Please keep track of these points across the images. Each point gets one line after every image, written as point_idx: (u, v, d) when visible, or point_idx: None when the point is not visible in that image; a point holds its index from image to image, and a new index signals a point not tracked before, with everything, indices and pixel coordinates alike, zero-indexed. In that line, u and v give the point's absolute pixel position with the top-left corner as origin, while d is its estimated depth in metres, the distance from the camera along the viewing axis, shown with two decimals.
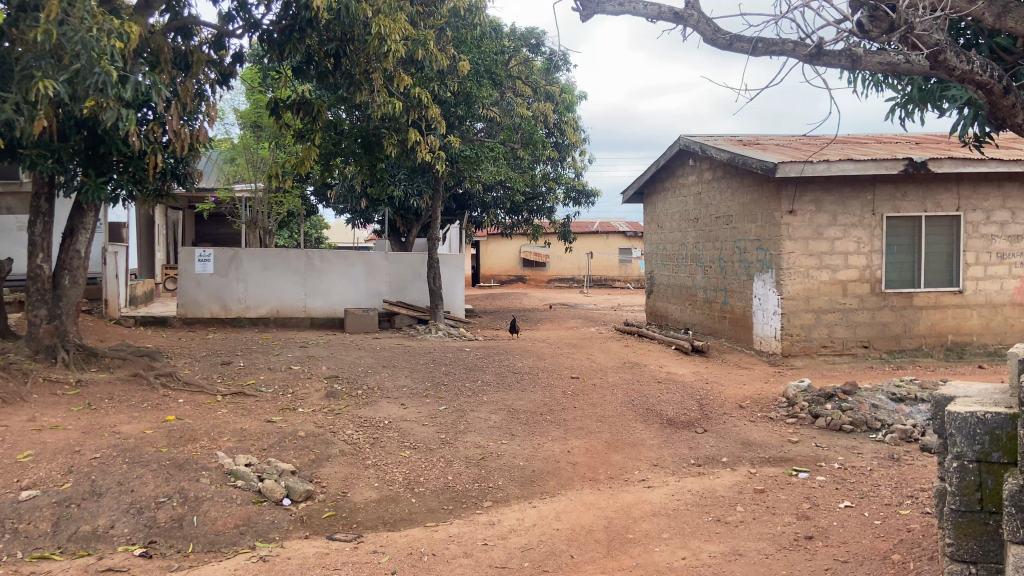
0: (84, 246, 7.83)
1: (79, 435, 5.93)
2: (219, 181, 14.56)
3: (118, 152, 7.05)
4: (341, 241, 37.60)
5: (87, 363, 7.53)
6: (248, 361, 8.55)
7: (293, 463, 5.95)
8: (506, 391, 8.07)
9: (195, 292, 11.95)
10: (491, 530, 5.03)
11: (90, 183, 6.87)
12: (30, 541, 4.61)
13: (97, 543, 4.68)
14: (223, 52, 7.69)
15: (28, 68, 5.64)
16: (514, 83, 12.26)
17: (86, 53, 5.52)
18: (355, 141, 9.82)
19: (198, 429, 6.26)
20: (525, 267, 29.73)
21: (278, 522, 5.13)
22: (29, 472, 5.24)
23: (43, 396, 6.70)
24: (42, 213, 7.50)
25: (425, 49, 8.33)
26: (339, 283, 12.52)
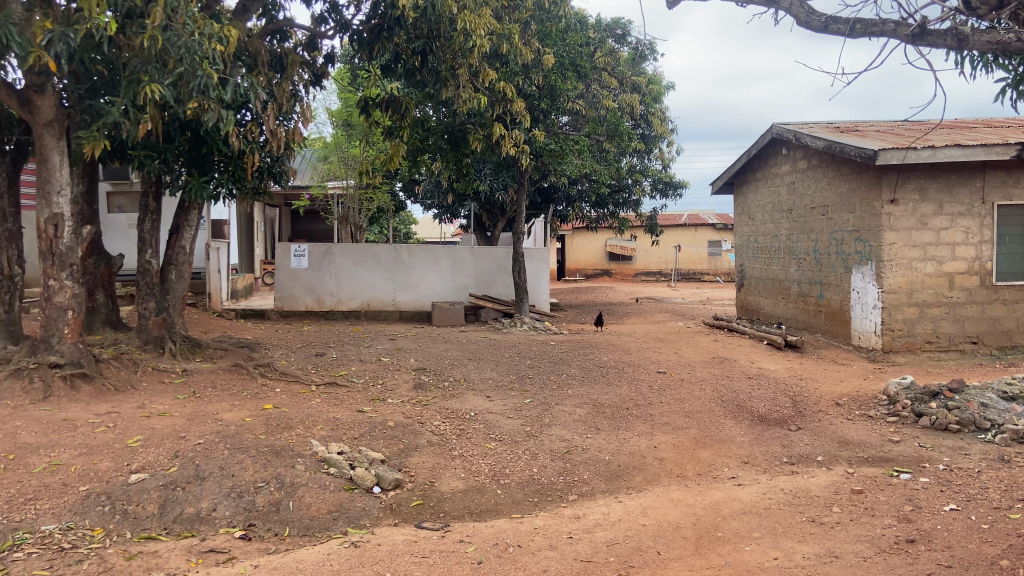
0: (188, 242, 8.20)
1: (184, 422, 6.28)
2: (313, 178, 15.06)
3: (219, 152, 7.38)
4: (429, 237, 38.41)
5: (192, 353, 7.94)
6: (341, 353, 8.83)
7: (382, 452, 6.10)
8: (591, 385, 8.04)
9: (291, 286, 12.43)
10: (576, 524, 5.02)
11: (193, 182, 7.26)
12: (139, 522, 4.90)
13: (201, 525, 4.94)
14: (316, 53, 7.96)
15: (136, 72, 5.94)
16: (600, 75, 12.09)
17: (189, 57, 5.80)
18: (441, 137, 9.93)
19: (293, 418, 6.51)
20: (611, 261, 29.49)
21: (368, 509, 5.28)
22: (139, 456, 5.59)
23: (151, 384, 7.12)
24: (150, 211, 7.94)
25: (511, 43, 8.31)
26: (426, 277, 12.74)
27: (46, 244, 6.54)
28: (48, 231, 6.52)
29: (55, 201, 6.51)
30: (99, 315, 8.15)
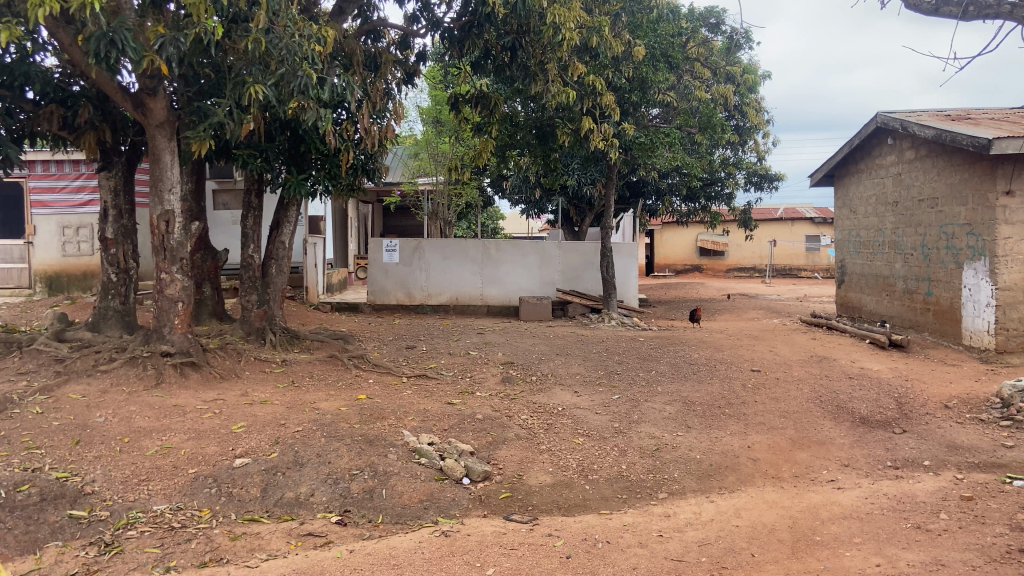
0: (288, 237, 8.49)
1: (284, 410, 6.55)
2: (403, 174, 15.39)
3: (316, 150, 7.63)
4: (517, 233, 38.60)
5: (291, 344, 8.25)
6: (431, 346, 8.99)
7: (471, 444, 6.18)
8: (682, 382, 7.90)
9: (383, 280, 12.74)
10: (667, 522, 4.95)
11: (292, 180, 7.54)
12: (243, 504, 5.15)
13: (300, 509, 5.14)
14: (408, 52, 8.12)
15: (240, 75, 6.20)
16: (693, 66, 11.84)
17: (290, 58, 6.01)
18: (529, 132, 9.95)
19: (386, 409, 6.68)
20: (702, 257, 28.89)
21: (458, 499, 5.36)
22: (243, 442, 5.87)
23: (254, 372, 7.45)
24: (253, 208, 8.30)
25: (601, 36, 8.21)
26: (514, 271, 12.82)
27: (158, 240, 6.93)
28: (161, 227, 6.91)
29: (167, 198, 6.88)
30: (206, 307, 8.58)
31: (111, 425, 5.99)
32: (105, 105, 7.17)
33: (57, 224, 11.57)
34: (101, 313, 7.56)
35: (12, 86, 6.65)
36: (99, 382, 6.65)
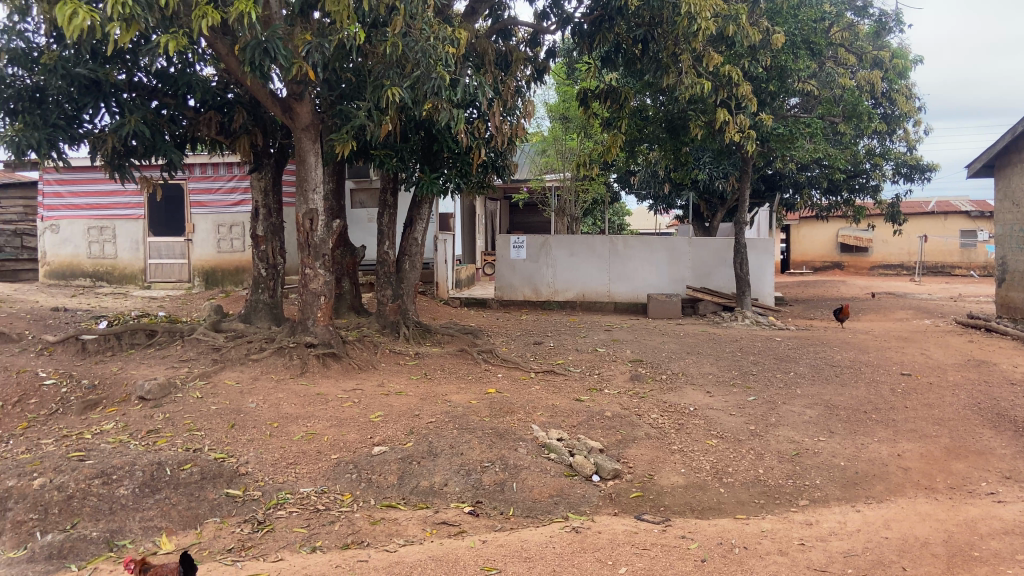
0: (421, 234, 8.74)
1: (418, 401, 6.76)
2: (531, 171, 15.54)
3: (448, 149, 7.81)
4: (645, 229, 38.08)
5: (423, 338, 8.50)
6: (558, 342, 9.02)
7: (601, 442, 6.14)
8: (822, 385, 7.52)
9: (510, 276, 12.91)
10: (808, 530, 4.73)
11: (425, 178, 7.77)
12: (381, 491, 5.37)
13: (434, 498, 5.29)
14: (538, 49, 8.17)
15: (379, 78, 6.43)
16: (835, 52, 11.29)
17: (426, 61, 6.15)
18: (660, 126, 9.78)
19: (515, 403, 6.76)
20: (842, 253, 27.41)
21: (589, 496, 5.34)
22: (380, 431, 6.11)
23: (389, 364, 7.74)
24: (388, 206, 8.64)
25: (737, 24, 7.92)
26: (642, 268, 12.64)
27: (303, 237, 7.32)
28: (306, 225, 7.29)
29: (311, 197, 7.26)
30: (345, 301, 9.01)
31: (261, 410, 6.40)
32: (257, 111, 7.64)
33: (212, 223, 12.49)
34: (253, 306, 8.11)
35: (177, 96, 7.21)
36: (250, 370, 7.13)
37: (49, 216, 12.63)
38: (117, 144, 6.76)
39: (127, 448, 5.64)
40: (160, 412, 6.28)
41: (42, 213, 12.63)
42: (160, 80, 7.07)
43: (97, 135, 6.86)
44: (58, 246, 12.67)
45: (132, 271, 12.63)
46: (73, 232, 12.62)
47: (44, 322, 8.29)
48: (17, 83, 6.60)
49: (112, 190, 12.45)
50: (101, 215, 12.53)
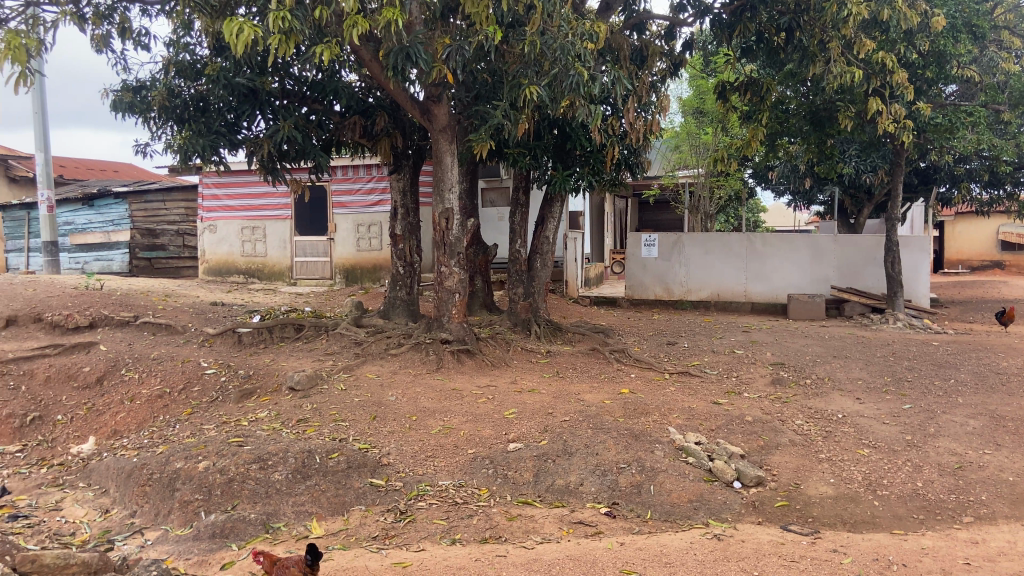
0: (552, 233, 8.74)
1: (551, 399, 6.77)
2: (663, 168, 15.30)
3: (582, 147, 7.76)
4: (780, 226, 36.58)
5: (554, 336, 8.51)
6: (693, 343, 8.81)
7: (742, 447, 5.93)
8: (987, 394, 6.93)
9: (641, 275, 12.75)
10: (975, 549, 4.37)
11: (558, 176, 7.81)
12: (517, 487, 5.41)
13: (570, 497, 5.29)
14: (674, 42, 8.01)
15: (517, 77, 6.48)
16: (1000, 34, 10.40)
17: (564, 58, 6.14)
18: (803, 118, 9.36)
19: (650, 404, 6.64)
20: (1004, 251, 25.26)
21: (730, 503, 5.16)
22: (515, 427, 6.16)
23: (521, 361, 7.81)
24: (520, 205, 8.72)
25: (893, 8, 7.42)
26: (782, 266, 12.10)
27: (439, 235, 7.52)
28: (442, 223, 7.48)
29: (447, 197, 7.42)
30: (478, 298, 9.17)
31: (401, 403, 6.61)
32: (397, 114, 7.90)
33: (353, 222, 13.05)
34: (391, 302, 8.40)
35: (324, 101, 7.58)
36: (390, 365, 7.40)
37: (207, 217, 13.60)
38: (271, 148, 7.19)
39: (279, 436, 5.97)
40: (308, 402, 6.61)
41: (202, 214, 13.62)
42: (309, 87, 7.44)
43: (254, 140, 7.33)
44: (216, 245, 13.63)
45: (280, 269, 13.42)
46: (228, 232, 13.53)
47: (205, 315, 8.93)
48: (183, 94, 7.13)
49: (264, 192, 13.25)
50: (253, 216, 13.37)
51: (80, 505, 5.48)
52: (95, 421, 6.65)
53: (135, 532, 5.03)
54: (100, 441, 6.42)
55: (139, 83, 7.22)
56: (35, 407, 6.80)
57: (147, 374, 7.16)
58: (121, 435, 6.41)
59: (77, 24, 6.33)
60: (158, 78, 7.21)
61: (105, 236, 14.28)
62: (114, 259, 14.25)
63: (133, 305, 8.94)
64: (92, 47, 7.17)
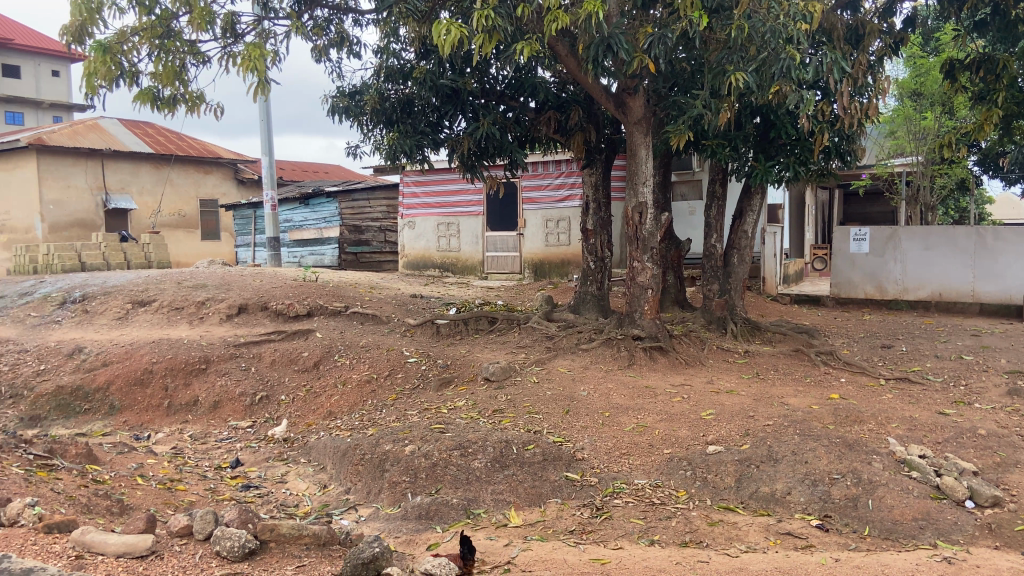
0: (751, 226, 8.36)
1: (751, 401, 6.44)
2: (876, 156, 14.19)
3: (786, 135, 7.32)
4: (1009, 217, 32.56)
5: (752, 335, 8.12)
6: (911, 347, 8.04)
7: (974, 463, 5.30)
8: None
9: (850, 272, 11.94)
10: None
11: (759, 168, 7.42)
12: (717, 492, 5.20)
13: (776, 506, 5.00)
14: (893, 19, 7.36)
15: (722, 65, 6.22)
16: None
17: (774, 42, 5.82)
18: None
19: (864, 412, 6.12)
20: None
21: (962, 524, 4.63)
22: (713, 429, 5.92)
23: (717, 361, 7.52)
24: (717, 198, 8.40)
25: None
26: (1018, 265, 10.71)
27: (632, 230, 7.39)
28: (635, 218, 7.35)
29: (641, 191, 7.31)
30: (669, 294, 8.98)
31: (593, 399, 6.57)
32: (591, 107, 7.89)
33: (542, 218, 13.25)
34: (582, 297, 8.41)
35: (520, 99, 7.73)
36: (581, 359, 7.40)
37: (407, 214, 14.41)
38: (470, 145, 7.45)
39: (478, 424, 6.15)
40: (504, 394, 6.75)
41: (403, 212, 14.45)
42: (506, 85, 7.63)
43: (454, 139, 7.63)
44: (415, 240, 14.40)
45: (472, 263, 13.90)
46: (425, 228, 14.24)
47: (406, 307, 9.43)
48: (391, 97, 7.57)
49: (458, 188, 13.79)
50: (448, 212, 13.97)
51: (302, 479, 5.96)
52: (313, 403, 7.24)
53: (350, 507, 5.38)
54: (318, 421, 6.97)
55: (353, 88, 7.76)
56: (263, 387, 7.52)
57: (356, 361, 7.66)
58: (335, 417, 6.94)
59: (302, 37, 6.89)
60: (369, 84, 7.70)
61: (318, 233, 15.50)
62: (326, 254, 15.30)
63: (343, 295, 9.62)
64: (313, 57, 7.78)
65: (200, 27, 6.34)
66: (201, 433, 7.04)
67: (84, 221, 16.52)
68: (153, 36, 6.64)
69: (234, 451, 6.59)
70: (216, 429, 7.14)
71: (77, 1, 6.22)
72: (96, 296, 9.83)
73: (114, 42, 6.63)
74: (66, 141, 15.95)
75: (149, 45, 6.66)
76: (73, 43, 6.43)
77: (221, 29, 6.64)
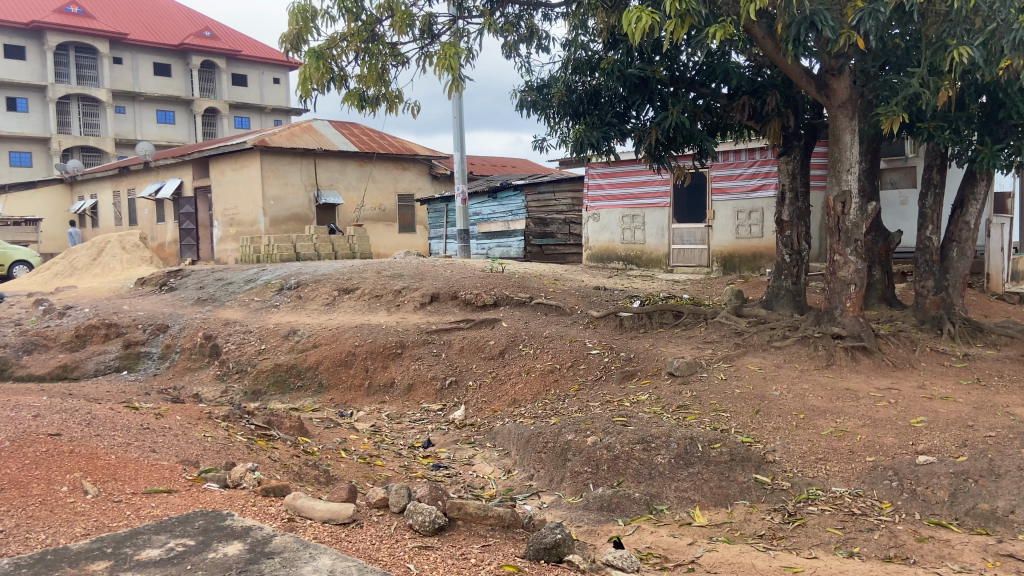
0: (974, 217, 7.50)
1: (971, 410, 5.77)
2: None
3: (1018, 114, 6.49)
4: None
5: (973, 337, 7.30)
6: None
7: None
8: None
9: None
10: None
11: (985, 151, 6.60)
12: (927, 506, 4.70)
13: (997, 526, 4.44)
14: None
15: (943, 39, 5.63)
16: None
17: (1005, 9, 5.18)
18: None
19: None
20: None
21: None
22: (924, 438, 5.36)
23: (931, 364, 6.82)
24: (934, 185, 7.61)
25: None
26: None
27: (834, 221, 6.89)
28: (837, 208, 6.84)
29: (845, 178, 6.79)
30: (875, 291, 8.28)
31: (787, 399, 6.19)
32: (790, 91, 7.44)
33: (733, 209, 12.74)
34: (776, 292, 7.97)
35: (711, 85, 7.45)
36: (773, 357, 7.02)
37: (592, 206, 14.42)
38: (658, 136, 7.30)
39: (661, 420, 6.01)
40: (688, 390, 6.56)
41: (588, 204, 14.49)
42: (698, 72, 7.39)
43: (642, 129, 7.50)
44: (599, 232, 14.38)
45: (657, 256, 13.64)
46: (610, 220, 14.18)
47: (590, 298, 9.45)
48: (579, 88, 7.59)
49: (645, 180, 13.60)
50: (634, 204, 13.81)
51: (488, 463, 6.16)
52: (499, 389, 7.46)
53: (533, 494, 5.49)
54: (502, 407, 7.19)
55: (541, 82, 7.88)
56: (452, 372, 7.87)
57: (541, 350, 7.78)
58: (520, 404, 7.12)
59: (493, 33, 7.09)
60: (557, 77, 7.78)
61: (505, 225, 16.00)
62: (512, 246, 15.88)
63: (528, 286, 9.80)
64: (503, 53, 7.98)
65: (401, 29, 6.71)
66: (397, 413, 7.50)
67: (299, 216, 18.07)
68: (359, 40, 7.12)
69: (426, 432, 6.95)
70: (410, 410, 7.57)
71: (294, 12, 6.81)
72: (308, 283, 10.78)
73: (325, 48, 7.19)
74: (285, 143, 17.62)
75: (356, 49, 7.15)
76: (291, 50, 7.04)
77: (420, 30, 6.99)
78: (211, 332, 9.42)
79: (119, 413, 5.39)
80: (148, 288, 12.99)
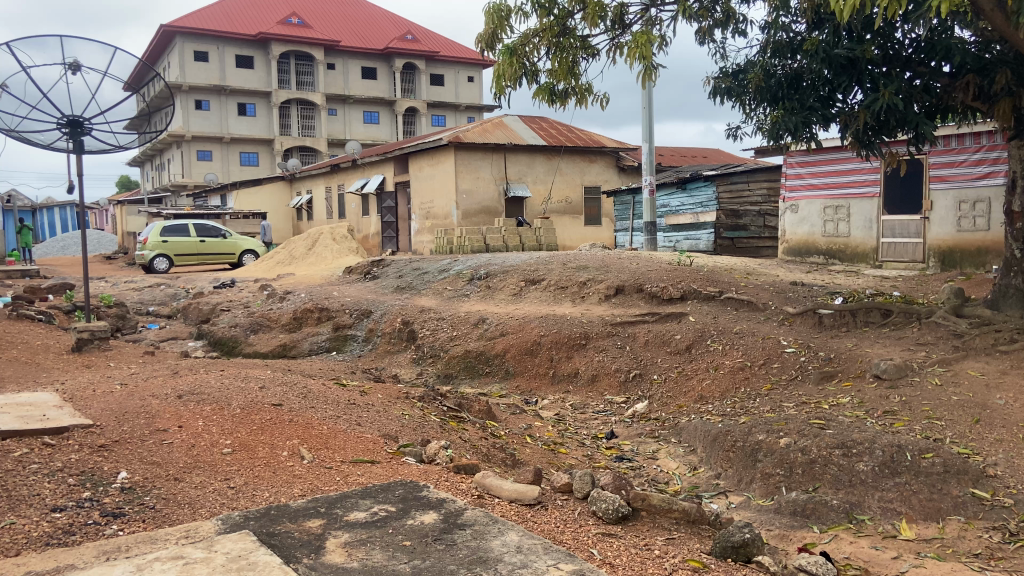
0: None
1: None
2: None
3: None
4: None
5: None
6: None
7: None
8: None
9: None
10: None
11: None
12: None
13: None
14: None
15: None
16: None
17: None
18: None
19: None
20: None
21: None
22: None
23: None
24: None
25: None
26: None
27: None
28: None
29: None
30: None
31: (1015, 410, 5.50)
32: None
33: (954, 199, 11.53)
34: (1004, 291, 7.11)
35: (930, 63, 6.79)
36: (999, 363, 6.27)
37: (791, 197, 13.71)
38: (867, 120, 6.77)
39: (864, 425, 5.57)
40: (897, 394, 6.03)
41: (786, 195, 13.79)
42: (915, 50, 6.77)
43: (848, 113, 6.99)
44: (797, 225, 13.67)
45: (863, 250, 12.68)
46: (810, 211, 13.40)
47: (786, 294, 8.96)
48: (778, 74, 7.24)
49: (851, 168, 12.68)
50: (837, 195, 12.94)
51: (672, 458, 6.06)
52: (685, 385, 7.29)
53: (720, 493, 5.33)
54: (689, 404, 7.03)
55: (737, 68, 7.60)
56: (637, 366, 7.81)
57: (730, 346, 7.50)
58: (707, 401, 6.94)
59: (687, 20, 6.92)
60: (754, 61, 7.48)
61: (694, 218, 15.60)
62: (700, 238, 15.51)
63: (718, 280, 9.47)
64: (696, 40, 7.78)
65: (593, 21, 6.75)
66: (581, 403, 7.58)
67: (489, 209, 18.72)
68: (551, 35, 7.25)
69: (610, 424, 6.96)
70: (594, 401, 7.62)
71: (490, 11, 7.07)
72: (496, 273, 11.14)
73: (519, 45, 7.39)
74: (477, 138, 18.33)
75: (548, 44, 7.28)
76: (486, 49, 7.31)
77: (611, 21, 6.98)
78: (408, 318, 10.03)
79: (330, 389, 5.90)
80: (354, 276, 14.07)
